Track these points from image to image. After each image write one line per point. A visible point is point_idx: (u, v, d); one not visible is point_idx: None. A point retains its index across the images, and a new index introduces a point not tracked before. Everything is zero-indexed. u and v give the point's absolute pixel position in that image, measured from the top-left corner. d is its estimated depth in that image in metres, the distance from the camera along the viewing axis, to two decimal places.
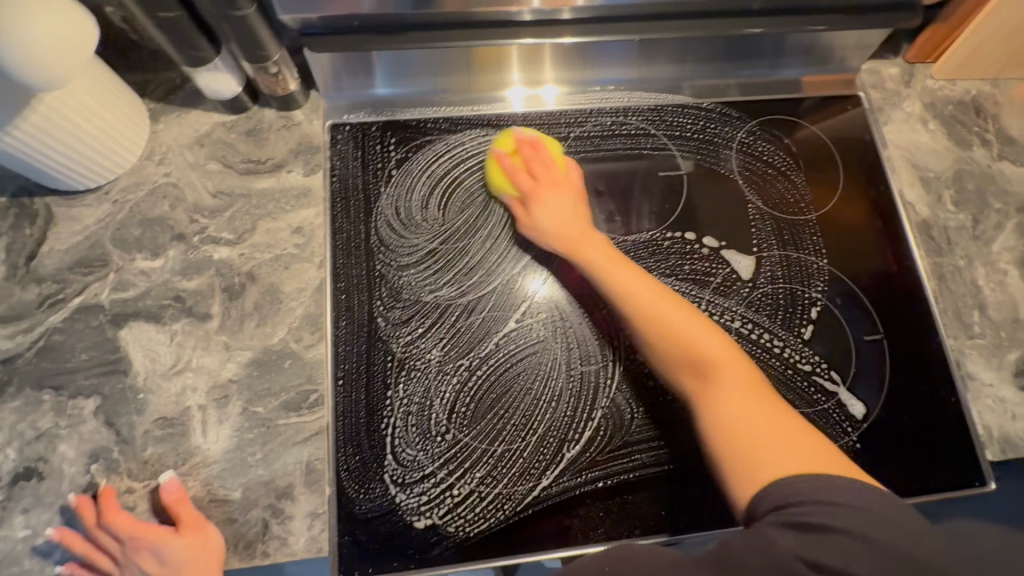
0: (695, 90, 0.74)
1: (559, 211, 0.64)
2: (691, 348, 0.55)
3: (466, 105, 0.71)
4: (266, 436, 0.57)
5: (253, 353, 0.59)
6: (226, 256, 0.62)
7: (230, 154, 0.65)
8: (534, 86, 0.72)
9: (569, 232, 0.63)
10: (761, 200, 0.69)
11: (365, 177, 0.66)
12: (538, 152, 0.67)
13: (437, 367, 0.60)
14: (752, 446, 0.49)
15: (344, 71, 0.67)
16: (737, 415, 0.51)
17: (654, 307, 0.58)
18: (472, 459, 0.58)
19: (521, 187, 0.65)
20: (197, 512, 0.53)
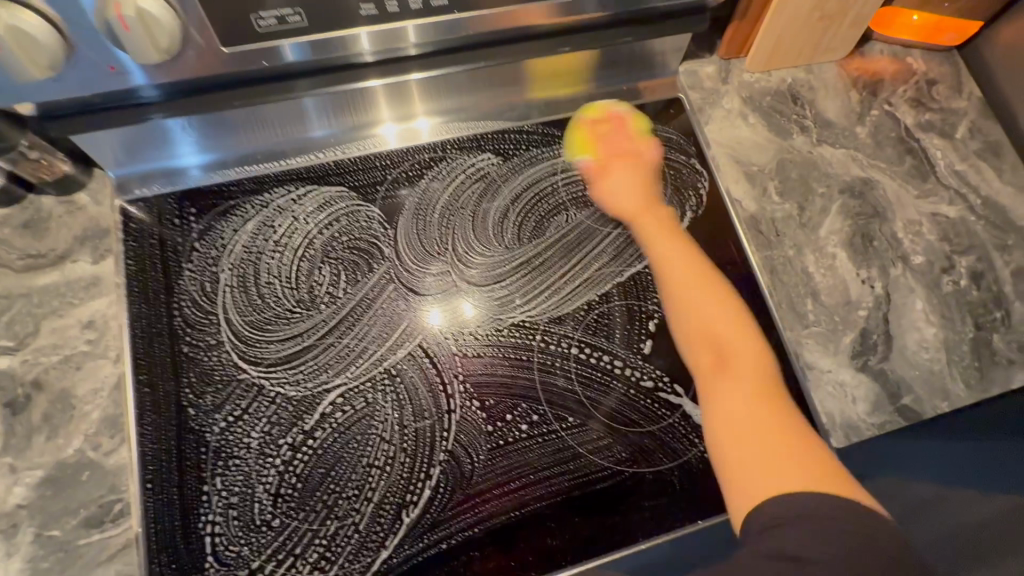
0: (534, 110, 0.72)
1: (627, 183, 0.67)
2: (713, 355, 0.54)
3: (273, 160, 0.67)
4: (66, 561, 0.51)
5: (44, 471, 0.53)
6: (5, 367, 0.56)
7: (5, 252, 0.59)
8: (406, 121, 0.70)
9: (631, 203, 0.66)
10: (595, 218, 0.68)
11: (163, 256, 0.61)
12: (621, 127, 0.72)
13: (257, 450, 0.56)
14: (755, 452, 0.47)
15: (230, 123, 0.65)
16: (748, 419, 0.50)
17: (684, 285, 0.58)
18: (303, 544, 0.54)
19: (599, 154, 0.70)
20: None
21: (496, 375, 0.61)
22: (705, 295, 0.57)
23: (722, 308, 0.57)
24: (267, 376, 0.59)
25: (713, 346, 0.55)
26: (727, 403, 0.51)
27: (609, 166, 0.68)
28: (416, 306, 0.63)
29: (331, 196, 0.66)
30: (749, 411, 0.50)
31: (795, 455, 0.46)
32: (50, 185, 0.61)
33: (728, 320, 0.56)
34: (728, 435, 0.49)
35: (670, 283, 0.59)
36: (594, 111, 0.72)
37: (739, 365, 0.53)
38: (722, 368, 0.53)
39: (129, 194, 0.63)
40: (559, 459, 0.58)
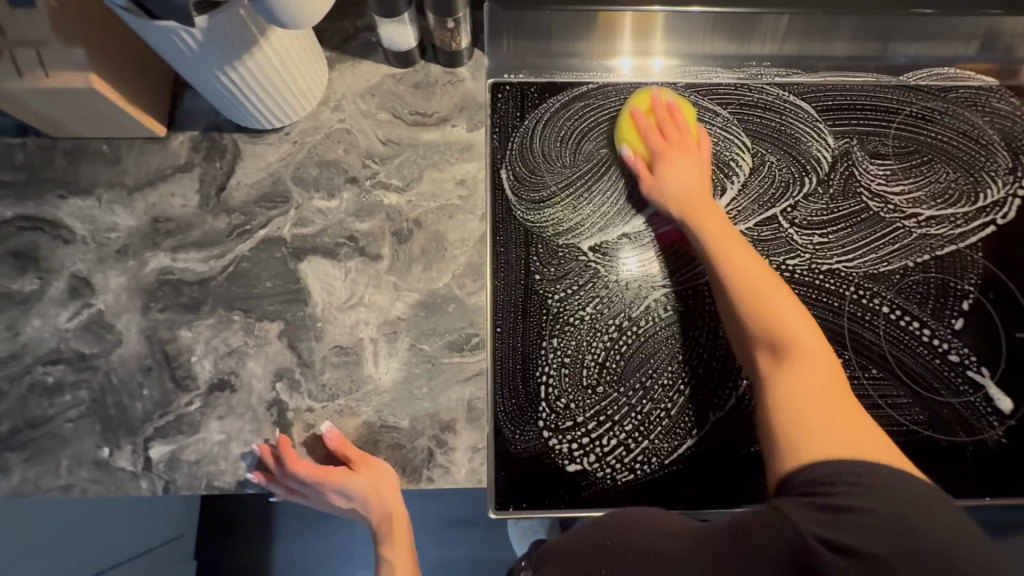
0: (883, 67, 0.72)
1: (686, 176, 0.64)
2: (778, 325, 0.53)
3: (604, 74, 0.72)
4: (432, 372, 0.60)
5: (419, 295, 0.62)
6: (395, 202, 0.65)
7: (399, 106, 0.68)
8: (642, 58, 0.73)
9: (692, 198, 0.63)
10: (914, 187, 0.68)
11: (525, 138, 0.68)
12: (674, 118, 0.67)
13: (589, 324, 0.63)
14: (819, 424, 0.47)
15: (505, 26, 0.71)
16: (814, 396, 0.49)
17: (773, 304, 0.54)
18: (621, 414, 0.61)
19: (649, 146, 0.66)
20: (363, 451, 0.58)
21: (810, 314, 0.64)
22: (766, 269, 0.58)
23: (755, 259, 0.59)
24: (602, 262, 0.65)
25: (749, 290, 0.56)
26: (787, 377, 0.50)
27: (671, 152, 0.65)
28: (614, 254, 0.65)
29: None
30: (804, 382, 0.50)
31: (867, 429, 0.46)
32: (441, 54, 0.68)
33: (810, 327, 0.53)
34: (789, 415, 0.48)
35: (737, 275, 0.57)
36: (642, 103, 0.68)
37: (804, 357, 0.51)
38: (787, 355, 0.52)
39: (496, 76, 0.70)
40: (857, 404, 0.61)
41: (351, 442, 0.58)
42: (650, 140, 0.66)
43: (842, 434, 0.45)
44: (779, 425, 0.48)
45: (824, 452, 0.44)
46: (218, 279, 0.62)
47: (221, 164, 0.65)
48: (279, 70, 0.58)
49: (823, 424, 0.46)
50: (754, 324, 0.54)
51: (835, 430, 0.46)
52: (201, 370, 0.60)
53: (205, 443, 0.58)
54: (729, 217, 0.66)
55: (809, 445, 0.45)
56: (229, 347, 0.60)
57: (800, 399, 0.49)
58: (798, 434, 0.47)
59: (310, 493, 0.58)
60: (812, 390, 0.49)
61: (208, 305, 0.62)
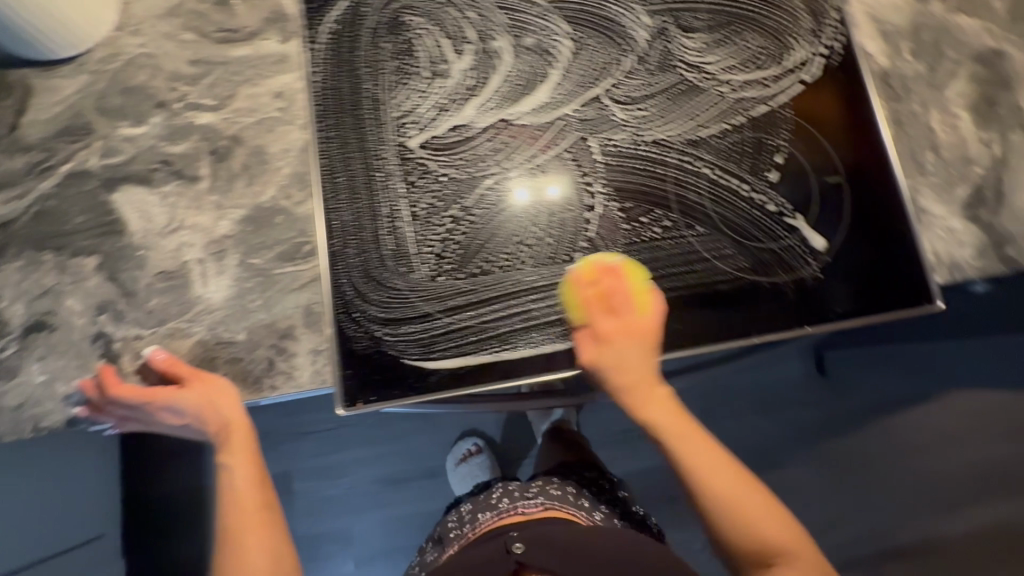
0: None
1: (626, 361, 0.59)
2: (740, 507, 0.61)
3: None
4: (265, 284, 0.60)
5: (245, 211, 0.61)
6: (210, 122, 0.63)
7: (204, 25, 0.65)
8: None
9: (634, 376, 0.60)
10: (726, 55, 0.71)
11: (601, 267, 0.63)
12: (619, 281, 0.62)
13: (424, 219, 0.63)
14: (761, 527, 0.60)
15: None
16: (767, 522, 0.61)
17: (736, 479, 0.62)
18: (462, 299, 0.61)
19: (593, 322, 0.60)
20: (193, 368, 0.56)
21: (637, 184, 0.66)
22: (733, 475, 0.62)
23: (704, 443, 0.63)
24: (432, 158, 0.65)
25: (734, 502, 0.61)
26: (762, 525, 0.60)
27: (601, 338, 0.59)
28: (503, 188, 0.65)
29: (491, 10, 0.70)
30: (767, 514, 0.61)
31: (753, 508, 0.61)
32: None
33: (728, 468, 0.62)
34: (738, 526, 0.60)
35: (704, 480, 0.61)
36: (587, 269, 0.62)
37: (756, 518, 0.61)
38: (749, 522, 0.60)
39: None
40: (685, 261, 0.65)
41: (183, 361, 0.57)
42: (597, 317, 0.60)
43: (792, 543, 0.60)
44: (755, 527, 0.60)
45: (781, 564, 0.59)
46: (21, 221, 0.59)
47: (11, 102, 0.61)
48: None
49: (777, 521, 0.61)
50: (723, 515, 0.61)
51: (781, 538, 0.60)
52: (14, 315, 0.57)
53: (26, 385, 0.55)
54: (554, 101, 0.68)
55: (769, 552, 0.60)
56: (43, 287, 0.58)
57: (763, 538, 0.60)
58: (733, 522, 0.61)
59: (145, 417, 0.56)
60: (767, 517, 0.61)
61: (15, 249, 0.58)
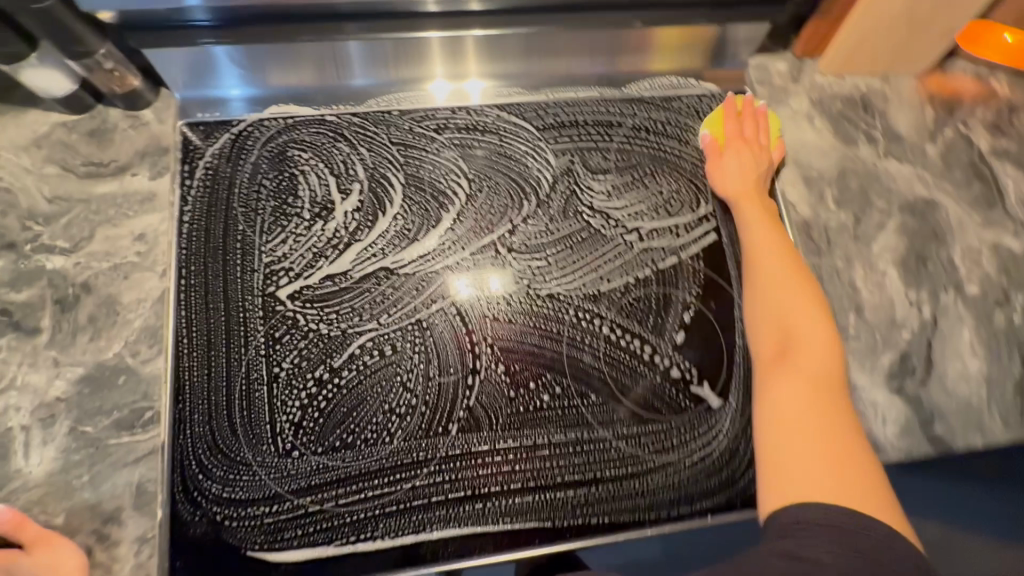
0: (613, 82, 0.71)
1: (741, 168, 0.65)
2: (784, 473, 0.47)
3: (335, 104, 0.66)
4: (95, 457, 0.53)
5: (85, 369, 0.55)
6: (61, 267, 0.58)
7: (70, 157, 0.61)
8: (457, 80, 0.68)
9: (740, 185, 0.65)
10: (636, 200, 0.67)
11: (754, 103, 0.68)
12: (759, 113, 0.68)
13: (286, 380, 0.57)
14: (803, 456, 0.46)
15: (269, 59, 0.63)
16: (792, 399, 0.50)
17: (813, 396, 0.50)
18: (318, 477, 0.55)
19: (727, 133, 0.67)
20: (39, 530, 0.50)
21: (527, 344, 0.61)
22: (804, 385, 0.51)
23: (794, 382, 0.51)
24: (303, 310, 0.59)
25: (793, 413, 0.49)
26: (790, 401, 0.50)
27: (727, 149, 0.67)
28: (442, 279, 0.62)
29: (386, 146, 0.65)
30: (793, 402, 0.50)
31: (820, 435, 0.48)
32: (118, 98, 0.62)
33: (813, 404, 0.50)
34: (787, 463, 0.47)
35: (765, 420, 0.51)
36: (738, 101, 0.69)
37: (842, 455, 0.46)
38: (783, 382, 0.52)
39: (193, 117, 0.64)
40: (575, 435, 0.58)
41: (32, 520, 0.51)
42: (729, 127, 0.67)
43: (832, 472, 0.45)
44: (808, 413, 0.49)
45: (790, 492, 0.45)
46: None
47: None
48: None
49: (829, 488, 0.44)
50: (795, 394, 0.50)
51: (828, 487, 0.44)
52: None
53: None
54: (444, 250, 0.63)
55: (774, 491, 0.46)
56: None
57: (784, 419, 0.49)
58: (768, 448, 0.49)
59: None
60: (801, 408, 0.50)
61: None
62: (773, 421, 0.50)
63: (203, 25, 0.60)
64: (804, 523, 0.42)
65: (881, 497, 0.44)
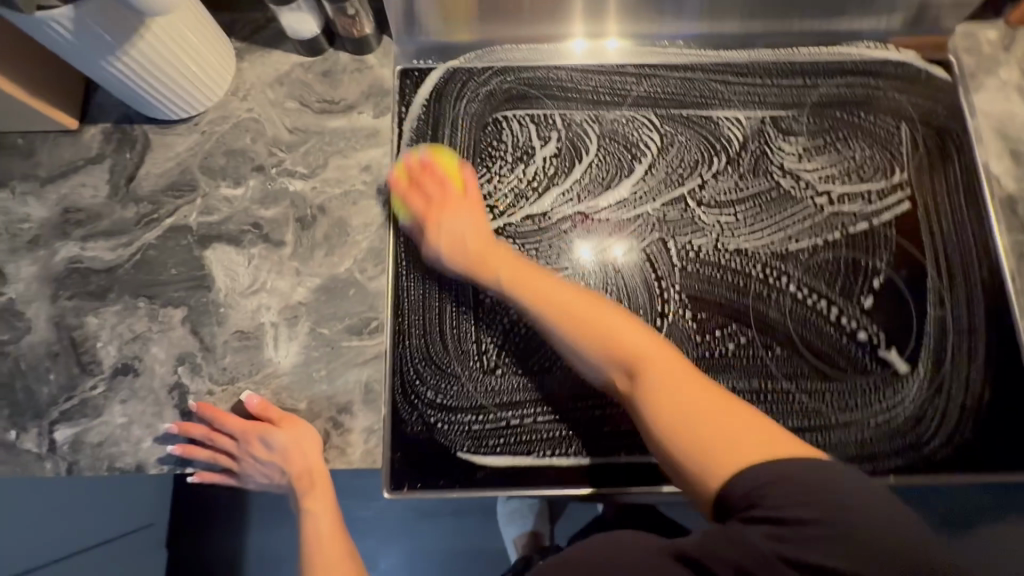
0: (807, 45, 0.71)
1: (455, 229, 0.61)
2: (716, 442, 0.43)
3: (533, 57, 0.71)
4: (331, 355, 0.61)
5: (322, 279, 0.63)
6: (300, 190, 0.66)
7: (306, 94, 0.69)
8: (596, 39, 0.71)
9: (469, 248, 0.60)
10: (826, 164, 0.67)
11: (413, 163, 0.66)
12: (431, 171, 0.65)
13: (491, 307, 0.63)
14: (737, 436, 0.43)
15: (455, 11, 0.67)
16: (681, 383, 0.47)
17: (654, 361, 0.49)
18: (517, 396, 0.60)
19: (414, 208, 0.64)
20: (282, 413, 0.59)
21: (714, 294, 0.63)
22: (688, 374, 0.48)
23: (681, 367, 0.49)
24: (506, 245, 0.64)
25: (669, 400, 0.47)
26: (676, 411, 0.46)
27: (451, 204, 0.63)
28: (567, 245, 0.65)
29: (583, 98, 0.69)
30: (679, 386, 0.47)
31: (698, 402, 0.46)
32: (349, 42, 0.69)
33: (682, 370, 0.48)
34: (695, 439, 0.44)
35: (649, 387, 0.48)
36: (437, 152, 0.67)
37: (735, 427, 0.44)
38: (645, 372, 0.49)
39: (405, 64, 0.70)
40: (759, 384, 0.60)
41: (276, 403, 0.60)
42: (414, 206, 0.64)
43: (728, 448, 0.43)
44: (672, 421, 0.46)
45: (738, 457, 0.42)
46: (125, 267, 0.64)
47: (131, 155, 0.67)
48: (171, 43, 0.58)
49: (730, 434, 0.43)
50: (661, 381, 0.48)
51: (742, 441, 0.43)
52: (107, 356, 0.61)
53: (108, 425, 0.59)
54: (635, 200, 0.66)
55: (709, 464, 0.43)
56: (134, 332, 0.62)
57: (667, 400, 0.47)
58: (673, 428, 0.45)
59: (242, 455, 0.59)
60: (664, 384, 0.47)
61: (115, 293, 0.63)
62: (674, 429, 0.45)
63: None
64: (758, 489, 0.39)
65: (756, 417, 0.45)
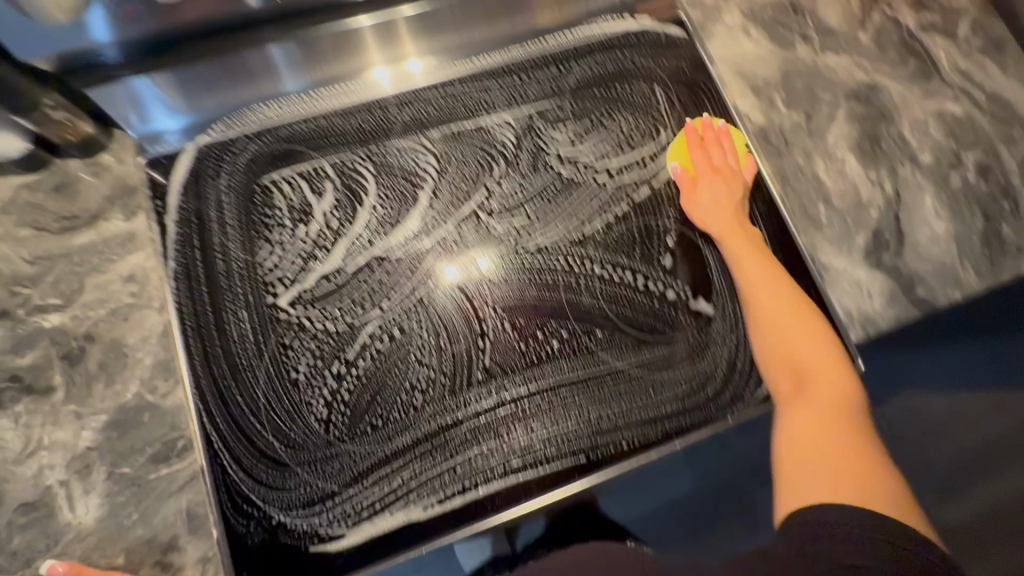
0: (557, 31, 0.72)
1: (755, 279, 0.61)
2: (806, 445, 0.49)
3: (302, 104, 0.67)
4: (139, 494, 0.55)
5: (108, 415, 0.56)
6: (58, 323, 0.58)
7: (40, 216, 0.61)
8: (397, 64, 0.69)
9: (720, 222, 0.64)
10: (599, 141, 0.69)
11: (712, 129, 0.70)
12: (720, 142, 0.69)
13: (306, 382, 0.59)
14: (823, 455, 0.48)
15: (192, 83, 0.63)
16: (810, 426, 0.51)
17: (806, 446, 0.49)
18: (357, 466, 0.57)
19: (696, 164, 0.68)
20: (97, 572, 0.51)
21: (527, 299, 0.63)
22: (817, 416, 0.51)
23: (811, 412, 0.52)
24: (307, 314, 0.61)
25: (797, 434, 0.51)
26: (800, 409, 0.53)
27: (700, 179, 0.67)
28: (408, 303, 0.62)
29: (350, 140, 0.66)
30: (807, 416, 0.52)
31: (836, 457, 0.48)
32: (74, 146, 0.62)
33: (814, 417, 0.51)
34: (812, 455, 0.48)
35: (787, 449, 0.51)
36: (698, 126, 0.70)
37: (822, 445, 0.49)
38: (807, 453, 0.49)
39: (150, 151, 0.65)
40: (592, 372, 0.61)
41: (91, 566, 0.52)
42: None
43: (828, 471, 0.46)
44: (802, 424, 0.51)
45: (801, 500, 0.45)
46: None
47: None
48: None
49: (821, 455, 0.48)
50: (784, 425, 0.53)
51: (847, 466, 0.46)
52: None
53: None
54: (429, 229, 0.64)
55: (788, 500, 0.47)
56: None
57: (802, 449, 0.49)
58: (790, 458, 0.50)
59: None
60: (815, 411, 0.52)
61: None
62: (798, 447, 0.50)
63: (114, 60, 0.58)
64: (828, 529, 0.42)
65: (840, 419, 0.51)
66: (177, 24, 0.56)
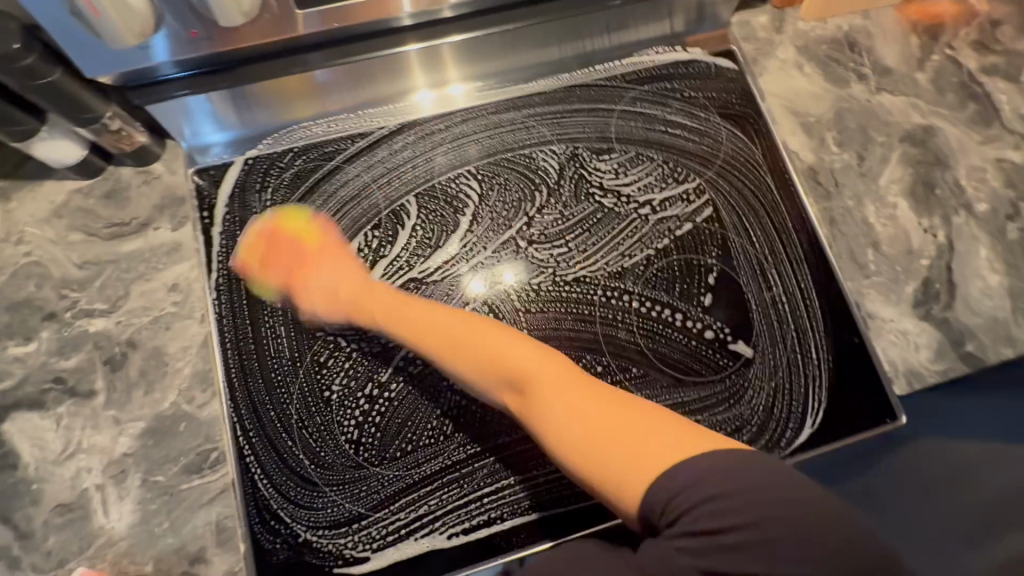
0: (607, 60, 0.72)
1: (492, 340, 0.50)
2: (583, 451, 0.41)
3: (345, 122, 0.68)
4: (171, 504, 0.55)
5: (146, 423, 0.57)
6: (103, 328, 0.60)
7: (91, 221, 0.63)
8: (440, 88, 0.69)
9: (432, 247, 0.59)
10: (643, 172, 0.68)
11: None
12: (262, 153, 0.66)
13: (339, 402, 0.59)
14: (603, 445, 0.41)
15: (246, 100, 0.64)
16: (575, 412, 0.43)
17: (593, 444, 0.41)
18: (384, 490, 0.57)
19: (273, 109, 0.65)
20: None
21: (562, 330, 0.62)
22: (575, 402, 0.44)
23: (563, 401, 0.44)
24: (342, 333, 0.61)
25: (548, 424, 0.44)
26: (548, 404, 0.45)
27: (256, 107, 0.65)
28: None
29: (394, 160, 0.67)
30: (562, 408, 0.44)
31: (638, 433, 0.40)
32: (127, 156, 0.64)
33: (582, 401, 0.44)
34: (588, 445, 0.42)
35: (552, 428, 0.44)
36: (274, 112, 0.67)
37: (625, 476, 0.39)
38: (609, 446, 0.40)
39: (199, 162, 0.66)
40: None
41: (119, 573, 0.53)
42: None
43: (605, 439, 0.41)
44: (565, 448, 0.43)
45: (651, 469, 0.38)
46: None
47: None
48: None
49: (609, 462, 0.40)
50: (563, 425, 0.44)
51: (623, 462, 0.39)
52: None
53: None
54: (467, 254, 0.64)
55: (628, 482, 0.39)
56: None
57: (563, 432, 0.43)
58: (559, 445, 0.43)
59: None
60: (560, 407, 0.44)
61: None
62: (580, 446, 0.42)
63: (174, 77, 0.61)
64: (689, 503, 0.35)
65: (634, 409, 0.43)
66: (235, 48, 0.58)
